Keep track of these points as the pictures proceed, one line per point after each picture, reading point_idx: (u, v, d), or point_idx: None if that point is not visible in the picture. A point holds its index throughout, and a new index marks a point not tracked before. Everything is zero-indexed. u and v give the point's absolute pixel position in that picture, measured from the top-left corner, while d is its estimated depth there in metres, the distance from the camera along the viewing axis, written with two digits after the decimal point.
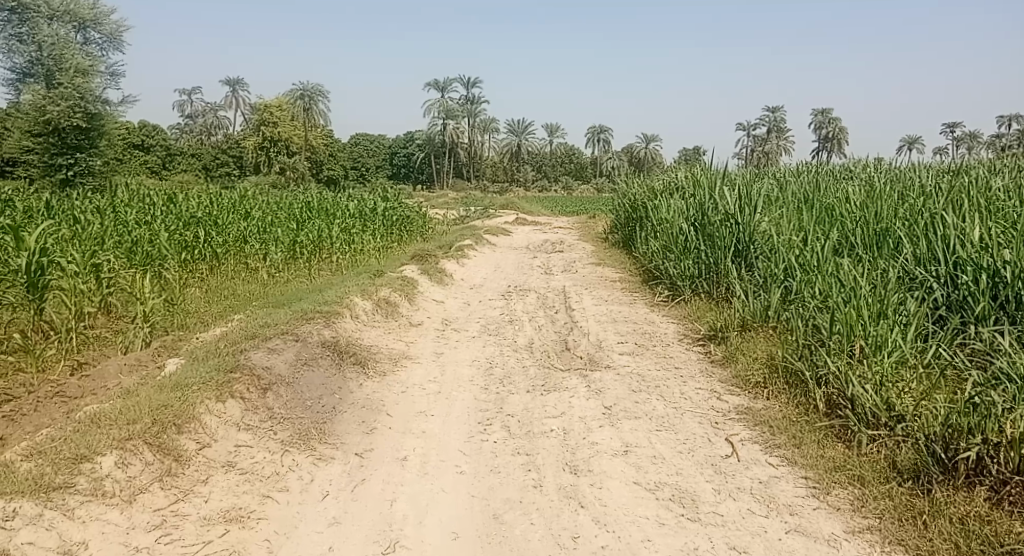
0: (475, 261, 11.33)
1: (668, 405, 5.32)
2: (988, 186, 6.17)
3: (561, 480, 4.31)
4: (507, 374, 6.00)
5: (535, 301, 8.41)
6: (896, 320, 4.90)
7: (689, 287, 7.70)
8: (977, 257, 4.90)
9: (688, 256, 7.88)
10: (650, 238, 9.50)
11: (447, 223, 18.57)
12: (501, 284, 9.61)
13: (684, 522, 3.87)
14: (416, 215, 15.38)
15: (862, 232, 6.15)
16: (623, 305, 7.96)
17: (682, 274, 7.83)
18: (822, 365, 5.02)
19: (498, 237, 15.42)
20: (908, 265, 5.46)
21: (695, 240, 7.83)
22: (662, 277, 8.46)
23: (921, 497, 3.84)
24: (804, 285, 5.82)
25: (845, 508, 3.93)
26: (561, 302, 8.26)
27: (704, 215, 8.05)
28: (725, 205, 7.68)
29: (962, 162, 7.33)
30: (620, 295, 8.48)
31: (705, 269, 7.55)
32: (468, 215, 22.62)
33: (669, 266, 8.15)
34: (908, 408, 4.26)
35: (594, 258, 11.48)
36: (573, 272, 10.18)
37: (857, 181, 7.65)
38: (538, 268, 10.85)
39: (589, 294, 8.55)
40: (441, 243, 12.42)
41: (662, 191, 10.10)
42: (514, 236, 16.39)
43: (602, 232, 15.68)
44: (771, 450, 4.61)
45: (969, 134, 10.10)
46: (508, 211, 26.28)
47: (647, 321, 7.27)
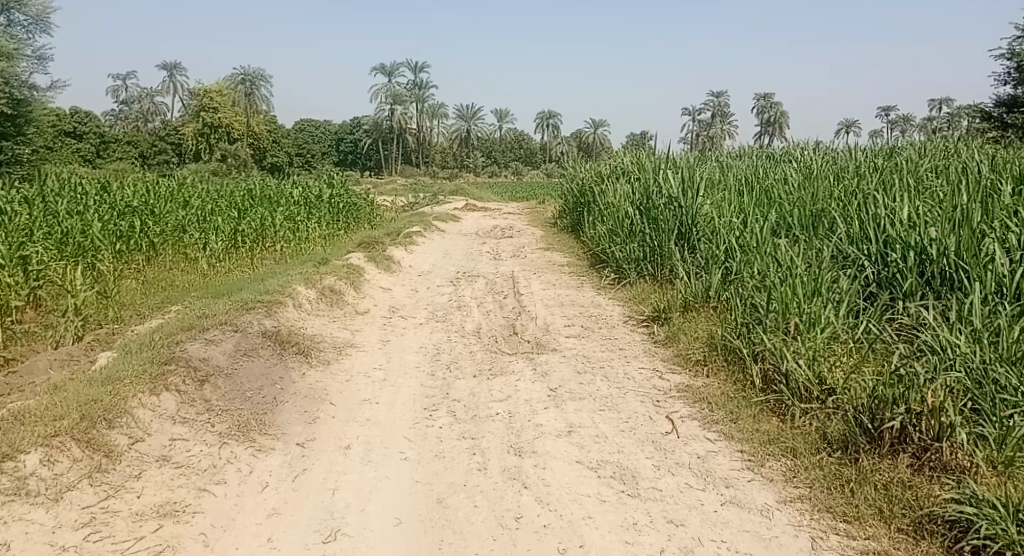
0: (423, 248, 11.24)
1: (612, 385, 5.38)
2: (917, 166, 6.38)
3: (505, 462, 4.36)
4: (454, 359, 5.99)
5: (483, 286, 8.39)
6: (829, 297, 5.08)
7: (635, 270, 7.76)
8: (905, 235, 5.12)
9: (633, 239, 7.95)
10: (596, 222, 9.53)
11: (395, 210, 18.24)
12: (449, 270, 9.55)
13: (624, 499, 3.98)
14: (364, 201, 15.17)
15: (798, 213, 6.28)
16: (570, 289, 8.00)
17: (628, 257, 7.89)
18: (758, 342, 5.15)
19: (447, 223, 15.30)
20: (841, 244, 5.64)
21: (640, 223, 7.89)
22: (609, 261, 8.50)
23: (849, 466, 4.05)
24: (743, 265, 5.91)
25: (777, 479, 4.11)
26: (509, 287, 8.27)
27: (649, 199, 8.11)
28: (669, 188, 7.75)
29: (894, 143, 7.55)
30: (567, 279, 8.52)
31: (650, 251, 7.59)
32: (416, 203, 22.19)
33: (615, 249, 8.20)
34: (838, 382, 4.47)
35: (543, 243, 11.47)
36: (521, 257, 10.19)
37: (794, 163, 7.80)
38: (486, 254, 10.82)
39: (538, 279, 8.57)
40: (388, 230, 12.24)
41: (609, 176, 10.14)
42: (462, 223, 16.24)
43: (551, 217, 15.63)
44: (710, 426, 4.71)
45: (907, 118, 10.36)
46: (457, 198, 26.11)
47: (593, 304, 7.32)
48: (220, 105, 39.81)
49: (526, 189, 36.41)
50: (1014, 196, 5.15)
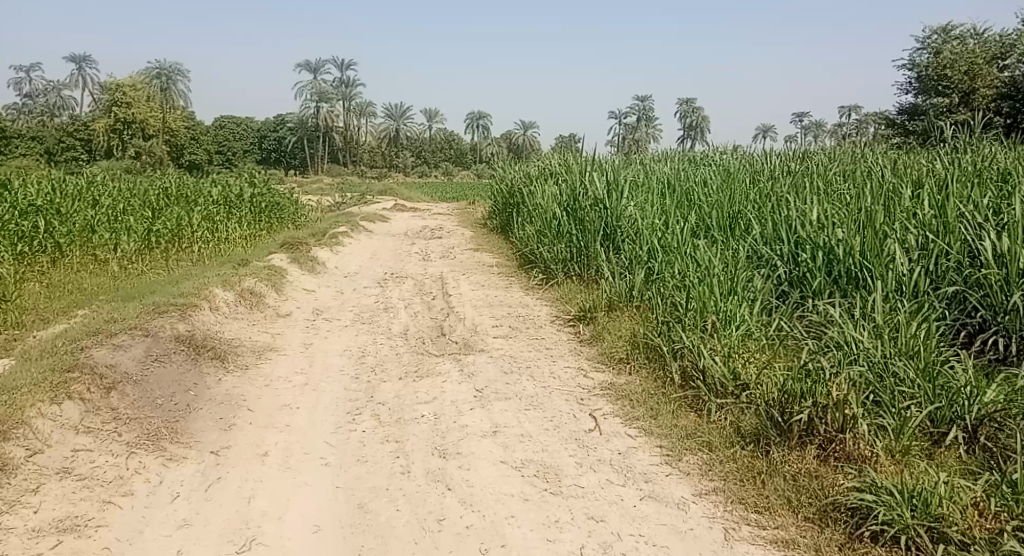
0: (350, 249, 11.05)
1: (537, 385, 5.43)
2: (826, 170, 6.72)
3: (429, 464, 4.33)
4: (379, 362, 5.91)
5: (411, 288, 8.32)
6: (744, 296, 5.28)
7: (562, 271, 7.86)
8: (815, 236, 5.38)
9: (561, 240, 8.05)
10: (526, 223, 9.60)
11: (321, 210, 17.82)
12: (376, 271, 9.42)
13: (546, 497, 4.02)
14: (288, 201, 14.79)
15: (716, 215, 6.50)
16: (499, 289, 8.03)
17: (555, 257, 7.99)
18: (677, 340, 5.30)
19: (375, 224, 15.09)
20: (755, 245, 5.88)
21: (567, 224, 8.00)
22: (537, 261, 8.58)
23: (760, 459, 4.23)
24: (664, 265, 6.07)
25: (694, 473, 4.25)
26: (438, 288, 8.22)
27: (576, 201, 8.23)
28: (595, 190, 7.89)
29: (806, 148, 7.92)
30: (496, 280, 8.54)
31: (576, 252, 7.71)
32: (342, 203, 21.73)
33: (543, 250, 8.28)
34: (751, 377, 4.65)
35: (472, 244, 11.47)
36: (450, 258, 10.16)
37: (714, 166, 8.08)
38: (414, 255, 10.74)
39: (466, 279, 8.57)
40: (313, 230, 11.97)
41: (537, 177, 10.24)
42: (390, 223, 16.04)
43: (479, 218, 15.65)
44: (631, 422, 4.82)
45: (818, 124, 10.90)
46: (385, 198, 25.79)
47: (521, 304, 7.37)
48: (135, 100, 38.16)
49: (458, 189, 36.37)
50: (911, 199, 5.49)
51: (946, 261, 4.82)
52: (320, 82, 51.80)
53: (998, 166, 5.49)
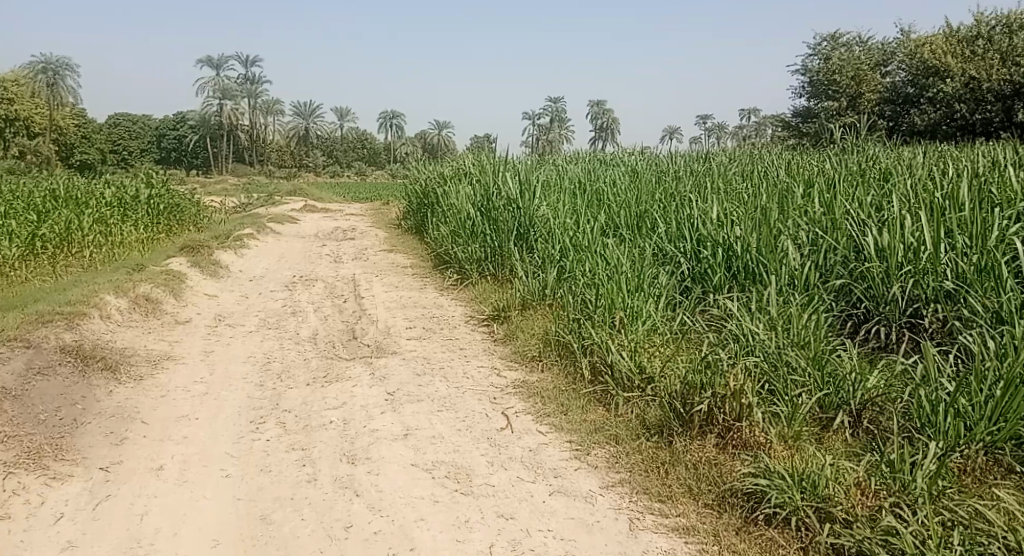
0: (256, 252, 10.67)
1: (449, 386, 5.40)
2: (726, 170, 7.03)
3: (336, 471, 4.23)
4: (286, 368, 5.73)
5: (321, 291, 8.12)
6: (650, 292, 5.45)
7: (476, 270, 7.87)
8: (715, 233, 5.62)
9: (475, 240, 8.06)
10: (440, 223, 9.56)
11: (225, 211, 17.10)
12: (285, 274, 9.14)
13: (457, 498, 4.01)
14: (190, 202, 14.13)
15: (625, 214, 6.68)
16: (413, 290, 7.96)
17: (469, 257, 7.98)
18: (587, 337, 5.40)
19: (284, 226, 14.64)
20: (661, 242, 6.07)
21: (481, 224, 8.02)
22: (451, 262, 8.55)
23: (664, 449, 4.39)
24: (575, 263, 6.18)
25: (602, 466, 4.35)
26: (349, 290, 8.06)
27: (490, 201, 8.27)
28: (508, 190, 7.95)
29: (709, 149, 8.26)
30: (410, 281, 8.46)
31: (491, 252, 7.74)
32: (249, 204, 20.88)
33: (457, 250, 8.26)
34: (656, 370, 4.79)
35: (386, 244, 11.31)
36: (363, 260, 9.98)
37: (623, 167, 8.31)
38: (325, 257, 10.49)
39: (379, 281, 8.44)
40: (216, 233, 11.49)
41: (451, 177, 10.21)
42: (300, 225, 15.57)
43: (393, 218, 15.46)
44: (542, 419, 4.88)
45: (721, 126, 11.40)
46: (296, 199, 25.07)
47: (435, 305, 7.33)
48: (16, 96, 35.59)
49: (374, 189, 35.81)
50: (802, 198, 5.82)
51: (833, 256, 5.13)
52: (214, 80, 50.75)
53: (878, 166, 5.91)
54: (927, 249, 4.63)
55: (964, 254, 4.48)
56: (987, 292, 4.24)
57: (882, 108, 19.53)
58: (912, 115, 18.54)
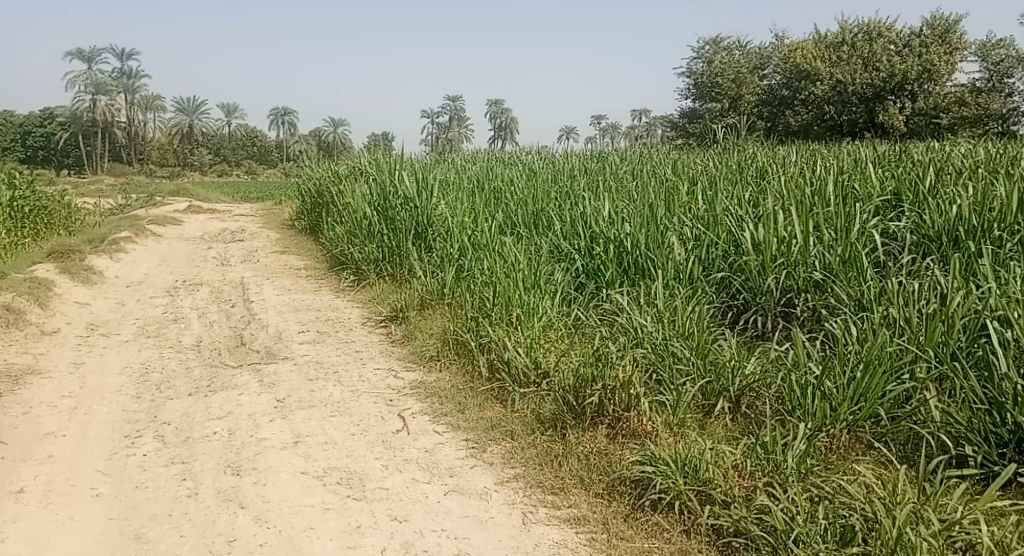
0: (135, 256, 10.03)
1: (343, 389, 5.28)
2: (617, 169, 7.24)
3: (220, 483, 4.04)
4: (167, 378, 5.42)
5: (207, 296, 7.74)
6: (546, 289, 5.52)
7: (374, 271, 7.72)
8: (607, 230, 5.78)
9: (372, 241, 7.92)
10: (336, 224, 9.30)
11: (101, 212, 15.91)
12: (167, 279, 8.64)
13: (348, 503, 3.92)
14: (58, 204, 13.08)
15: (521, 212, 6.77)
16: (307, 293, 7.72)
17: (366, 258, 7.82)
18: (484, 335, 5.41)
19: (168, 228, 13.84)
20: (556, 240, 6.18)
21: (378, 224, 7.89)
22: (347, 263, 8.36)
23: (558, 442, 4.47)
24: (473, 262, 6.18)
25: (497, 462, 4.37)
26: (238, 295, 7.73)
27: (386, 200, 8.11)
28: (404, 188, 7.84)
29: (603, 149, 8.50)
30: (304, 283, 8.21)
31: (388, 252, 7.63)
32: (129, 205, 19.60)
33: (353, 251, 8.08)
34: (551, 365, 4.85)
35: (280, 246, 10.89)
36: (253, 262, 9.59)
37: (521, 165, 8.41)
38: (213, 260, 10.00)
39: (270, 284, 8.14)
40: (88, 236, 10.70)
41: (347, 176, 9.98)
42: (184, 227, 14.72)
43: (287, 219, 14.89)
44: (438, 419, 4.85)
45: (616, 126, 11.80)
46: (184, 200, 23.76)
47: (330, 307, 7.15)
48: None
49: (274, 188, 34.50)
50: (687, 196, 6.09)
51: (715, 251, 5.39)
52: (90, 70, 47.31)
53: (755, 165, 6.28)
54: (797, 242, 4.97)
55: (829, 246, 4.84)
56: (849, 282, 4.60)
57: (760, 112, 23.68)
58: (788, 116, 23.12)
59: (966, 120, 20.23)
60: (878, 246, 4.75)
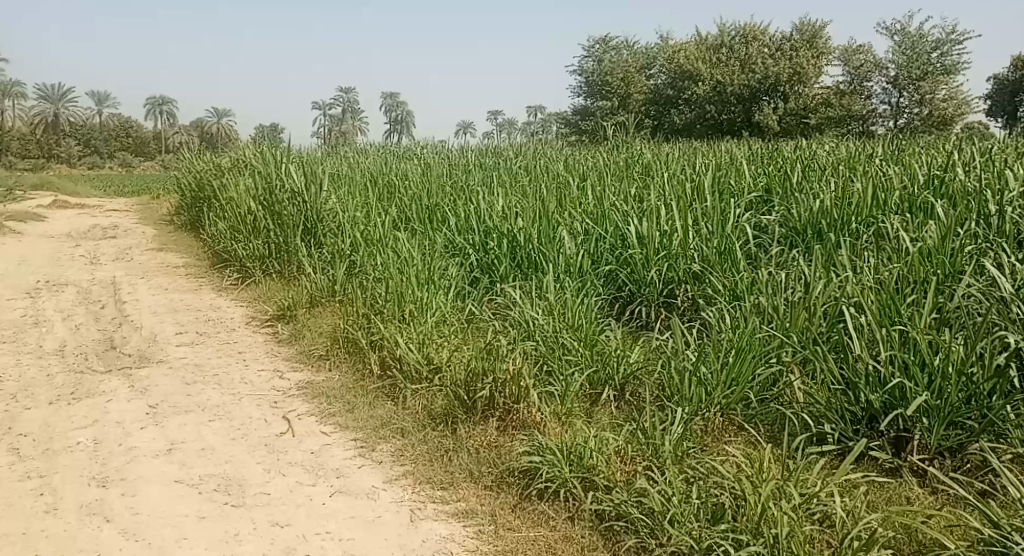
0: None
1: (224, 393, 5.06)
2: (511, 165, 7.36)
3: (83, 497, 3.77)
4: (24, 387, 5.00)
5: (73, 297, 7.20)
6: (440, 285, 5.48)
7: (260, 268, 7.41)
8: (501, 225, 5.85)
9: (257, 237, 7.60)
10: (218, 219, 8.82)
11: None
12: (25, 280, 7.95)
13: (226, 511, 3.74)
14: None
15: (415, 207, 6.73)
16: (185, 292, 7.34)
17: (252, 254, 7.49)
18: (376, 332, 5.33)
19: (27, 225, 12.72)
20: (450, 234, 6.19)
21: (262, 217, 7.57)
22: (230, 260, 7.99)
23: (448, 437, 4.46)
24: (366, 258, 6.07)
25: (386, 461, 4.31)
26: (108, 295, 7.25)
27: (270, 193, 7.74)
28: (291, 181, 7.43)
29: (498, 144, 8.60)
30: (184, 282, 7.79)
31: (275, 248, 7.34)
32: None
33: (237, 247, 7.72)
34: (443, 360, 4.82)
35: (157, 244, 10.24)
36: (127, 261, 9.01)
37: (416, 159, 8.36)
38: (81, 259, 9.30)
39: (145, 284, 7.67)
40: None
41: (231, 169, 9.55)
42: (50, 223, 13.55)
43: (166, 214, 14.04)
44: (325, 419, 4.74)
45: (512, 122, 11.98)
46: (51, 194, 21.92)
47: (212, 307, 6.83)
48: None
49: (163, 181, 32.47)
50: (577, 191, 6.26)
51: (603, 244, 5.56)
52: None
53: (641, 161, 6.53)
54: (678, 235, 5.25)
55: (706, 239, 5.13)
56: (724, 272, 4.91)
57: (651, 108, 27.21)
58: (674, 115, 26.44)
59: (830, 120, 24.81)
60: (749, 238, 5.09)
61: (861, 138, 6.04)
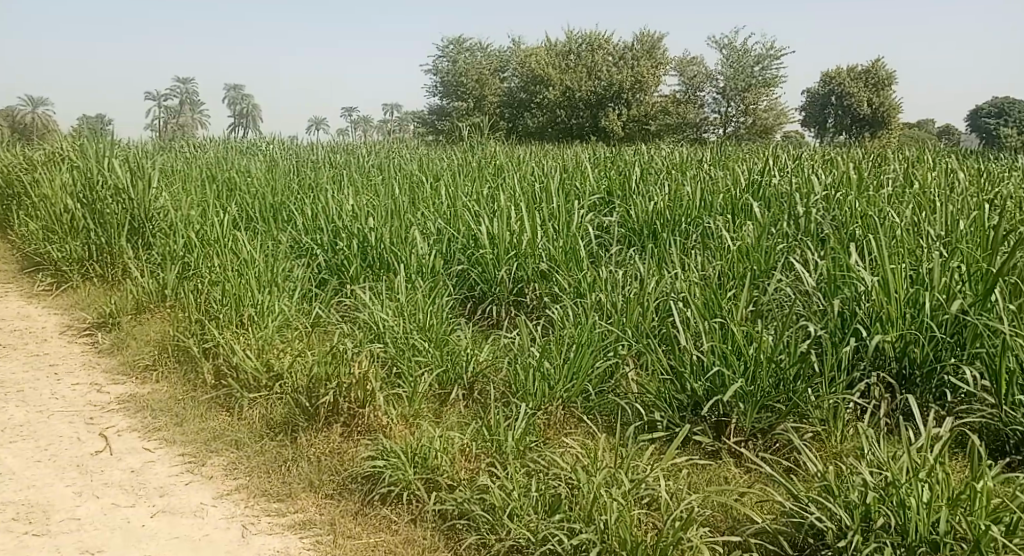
0: None
1: (30, 410, 4.68)
2: (361, 165, 7.31)
3: None
4: None
5: None
6: (285, 287, 5.29)
7: (76, 272, 6.80)
8: (351, 224, 5.76)
9: (74, 238, 6.93)
10: (29, 218, 7.91)
11: None
12: None
13: (25, 541, 3.36)
14: None
15: (257, 206, 6.46)
16: None
17: (67, 256, 6.87)
18: (210, 338, 5.03)
19: None
20: (296, 234, 6.01)
21: (80, 217, 6.94)
22: (43, 262, 7.29)
23: (288, 446, 4.28)
24: (202, 260, 5.71)
25: (218, 475, 4.07)
26: None
27: (93, 190, 7.06)
28: (114, 177, 6.84)
29: (350, 144, 8.49)
30: None
31: (97, 250, 6.71)
32: None
33: (49, 248, 7.01)
34: (284, 366, 4.61)
35: None
36: None
37: (261, 158, 8.06)
38: None
39: None
40: None
41: (45, 163, 8.66)
42: None
43: None
44: (150, 435, 4.44)
45: (366, 122, 11.88)
46: None
47: (19, 315, 6.35)
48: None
49: None
50: (430, 190, 6.34)
51: (455, 244, 5.62)
52: None
53: (494, 164, 6.74)
54: (526, 235, 5.42)
55: (553, 239, 5.34)
56: (569, 271, 5.13)
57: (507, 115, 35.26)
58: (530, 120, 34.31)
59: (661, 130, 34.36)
60: (591, 238, 5.36)
61: (693, 145, 6.62)
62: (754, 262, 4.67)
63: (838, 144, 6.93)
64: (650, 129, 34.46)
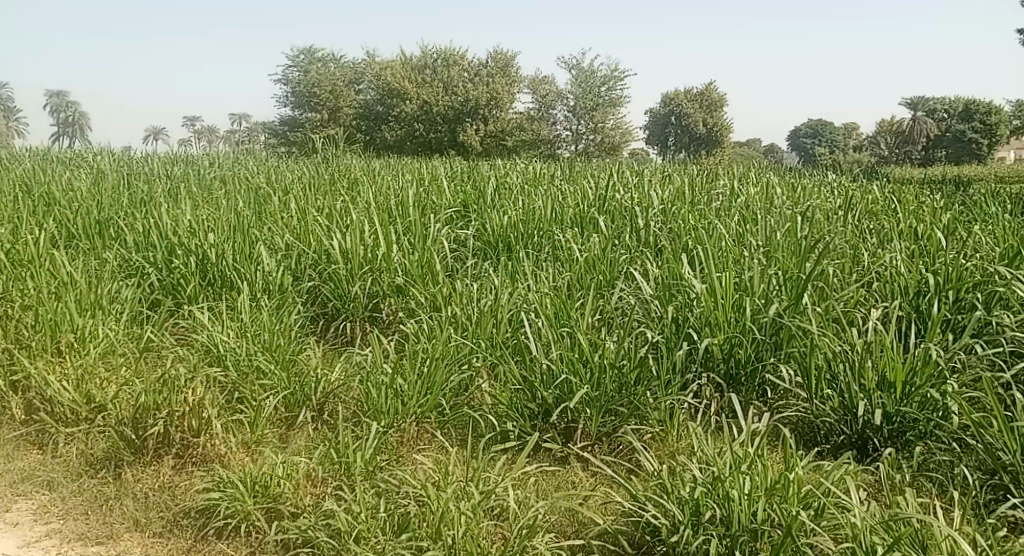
0: None
1: None
2: (201, 178, 6.95)
3: None
4: None
5: None
6: (111, 310, 4.92)
7: None
8: (189, 241, 5.45)
9: None
10: None
11: None
12: None
13: None
14: None
15: (80, 222, 5.92)
16: None
17: None
18: (19, 369, 4.55)
19: None
20: (124, 251, 5.59)
21: None
22: None
23: (110, 484, 3.92)
24: (12, 283, 5.15)
25: (24, 521, 3.65)
26: None
27: None
28: None
29: (191, 156, 8.03)
30: None
31: None
32: None
33: None
34: (107, 397, 4.23)
35: None
36: None
37: (87, 170, 7.42)
38: None
39: None
40: None
41: None
42: None
43: None
44: None
45: (213, 132, 11.30)
46: None
47: None
48: None
49: None
50: (277, 205, 6.15)
51: (304, 260, 5.45)
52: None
53: (343, 180, 6.65)
54: (380, 249, 5.35)
55: (408, 253, 5.30)
56: (424, 285, 5.12)
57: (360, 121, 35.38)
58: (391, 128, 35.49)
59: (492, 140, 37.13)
60: (446, 252, 5.40)
61: (545, 161, 6.86)
62: (599, 273, 4.93)
63: (678, 160, 7.46)
64: (507, 146, 36.86)
